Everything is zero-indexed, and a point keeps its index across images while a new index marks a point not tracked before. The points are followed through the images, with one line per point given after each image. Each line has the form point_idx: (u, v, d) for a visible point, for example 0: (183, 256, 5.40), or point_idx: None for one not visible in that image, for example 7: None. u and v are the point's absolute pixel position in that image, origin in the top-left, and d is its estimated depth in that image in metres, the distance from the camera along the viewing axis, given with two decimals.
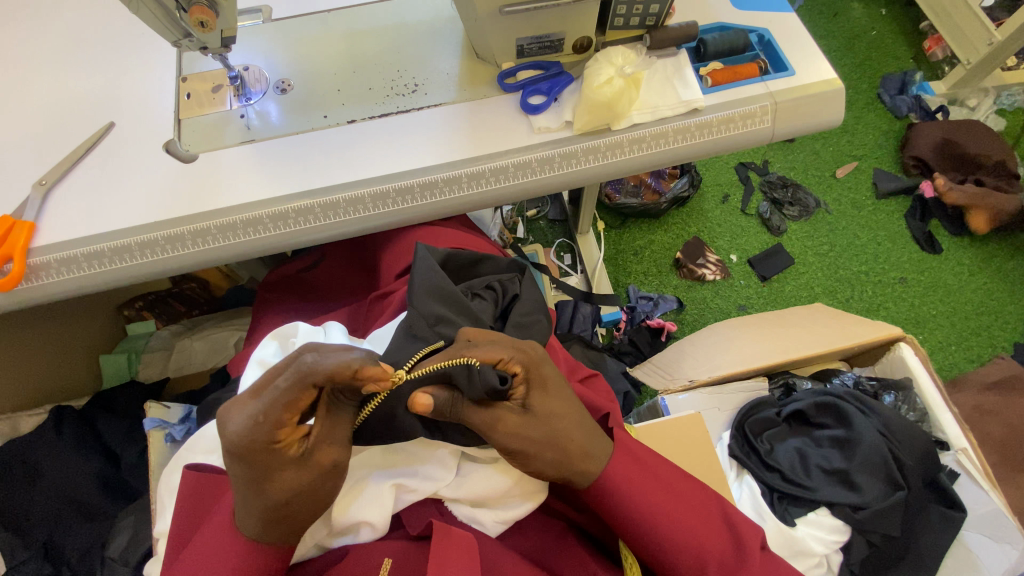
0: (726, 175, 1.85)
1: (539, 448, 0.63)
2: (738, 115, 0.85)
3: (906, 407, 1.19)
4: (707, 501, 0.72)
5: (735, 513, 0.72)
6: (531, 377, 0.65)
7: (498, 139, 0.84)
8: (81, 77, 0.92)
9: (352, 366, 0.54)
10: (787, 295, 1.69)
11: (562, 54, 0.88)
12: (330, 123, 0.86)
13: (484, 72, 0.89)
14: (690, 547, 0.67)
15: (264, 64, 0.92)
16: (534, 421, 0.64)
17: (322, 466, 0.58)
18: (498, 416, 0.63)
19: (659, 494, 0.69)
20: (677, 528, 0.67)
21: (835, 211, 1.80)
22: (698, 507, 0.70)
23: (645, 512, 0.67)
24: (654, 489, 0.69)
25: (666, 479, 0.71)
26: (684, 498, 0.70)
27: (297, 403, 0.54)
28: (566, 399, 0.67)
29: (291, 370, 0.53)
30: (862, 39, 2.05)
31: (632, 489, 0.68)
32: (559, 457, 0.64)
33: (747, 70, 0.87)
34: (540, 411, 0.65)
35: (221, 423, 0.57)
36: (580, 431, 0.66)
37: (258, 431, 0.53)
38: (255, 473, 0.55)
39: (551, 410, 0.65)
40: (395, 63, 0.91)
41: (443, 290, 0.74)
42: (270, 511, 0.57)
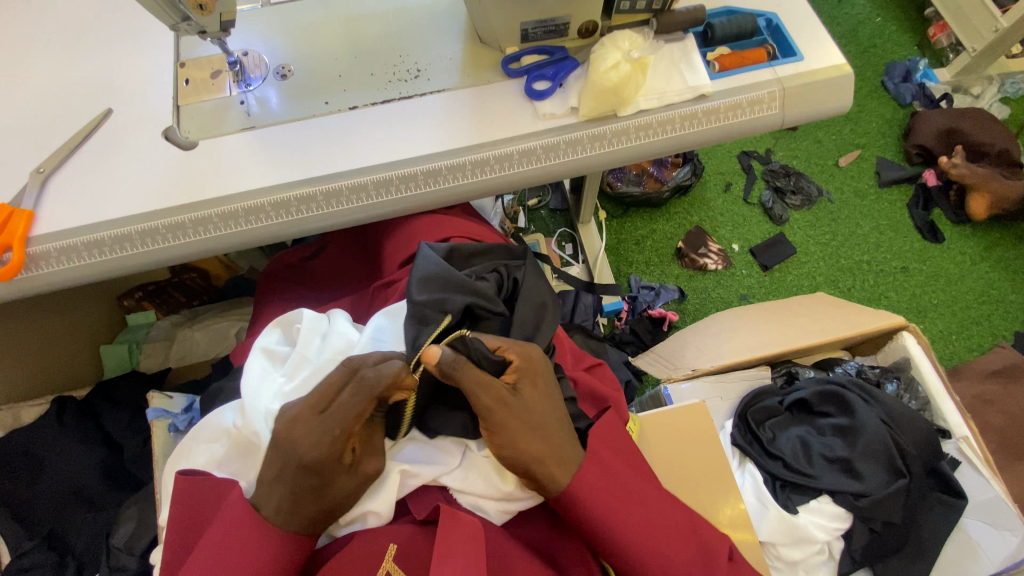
0: (728, 164, 1.84)
1: (518, 427, 0.63)
2: (745, 102, 0.83)
3: (907, 396, 1.19)
4: (678, 514, 0.72)
5: (703, 527, 0.73)
6: (525, 368, 0.67)
7: (503, 125, 0.82)
8: (75, 62, 0.90)
9: (403, 376, 0.61)
10: (788, 285, 1.68)
11: (567, 39, 0.87)
12: (332, 109, 0.84)
13: (488, 57, 0.87)
14: (661, 557, 0.67)
15: (263, 49, 0.90)
16: (519, 403, 0.64)
17: (368, 474, 0.62)
18: (493, 387, 0.62)
19: (634, 504, 0.68)
20: (650, 539, 0.67)
21: (838, 200, 1.79)
22: (670, 518, 0.70)
23: (620, 522, 0.67)
24: (627, 501, 0.68)
25: (642, 489, 0.71)
26: (656, 509, 0.70)
27: (362, 416, 0.60)
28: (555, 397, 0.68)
29: (355, 385, 0.60)
30: (867, 25, 2.03)
31: (606, 498, 0.67)
32: (535, 442, 0.64)
33: (755, 55, 0.85)
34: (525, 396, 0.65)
35: (286, 439, 0.60)
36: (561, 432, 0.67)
37: (333, 445, 0.58)
38: (317, 482, 0.59)
39: (538, 401, 0.66)
40: (396, 48, 0.89)
41: (440, 273, 0.73)
42: (320, 515, 0.60)
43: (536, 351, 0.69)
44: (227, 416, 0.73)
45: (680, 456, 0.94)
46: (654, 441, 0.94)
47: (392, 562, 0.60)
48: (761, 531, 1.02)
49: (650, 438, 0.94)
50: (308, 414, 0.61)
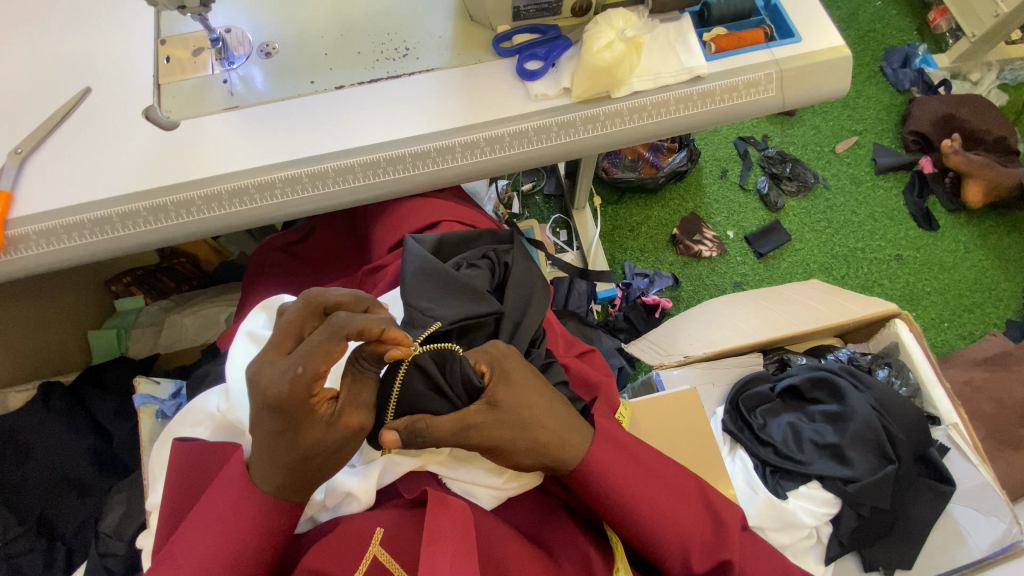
0: (725, 150, 1.82)
1: (512, 443, 0.62)
2: (742, 84, 0.82)
3: (899, 382, 1.19)
4: (689, 484, 0.71)
5: (716, 496, 0.72)
6: (495, 374, 0.64)
7: (493, 107, 0.80)
8: (53, 38, 0.87)
9: (381, 328, 0.55)
10: (782, 272, 1.68)
11: (560, 17, 0.84)
12: (317, 89, 0.82)
13: (478, 36, 0.85)
14: (670, 532, 0.67)
15: (247, 26, 0.87)
16: (501, 419, 0.62)
17: (349, 427, 0.56)
18: (469, 425, 0.60)
19: (650, 486, 0.68)
20: (664, 511, 0.68)
21: (834, 187, 1.78)
22: (681, 489, 0.70)
23: (630, 499, 0.67)
24: (640, 475, 0.68)
25: (650, 463, 0.70)
26: (667, 481, 0.70)
27: (332, 358, 0.53)
28: (532, 384, 0.65)
29: (325, 326, 0.54)
30: (866, 9, 2.00)
31: (615, 479, 0.67)
32: (529, 448, 0.63)
33: (752, 37, 0.83)
34: (506, 404, 0.62)
35: (254, 379, 0.55)
36: (556, 418, 0.65)
37: (296, 383, 0.53)
38: (285, 423, 0.54)
39: (522, 400, 0.63)
40: (385, 25, 0.86)
41: (430, 269, 0.72)
42: (295, 463, 0.56)
43: (501, 350, 0.66)
44: (212, 399, 0.73)
45: (672, 443, 0.93)
46: (646, 429, 0.94)
47: (379, 546, 0.60)
48: (751, 516, 1.02)
49: (642, 426, 0.93)
50: (276, 355, 0.56)
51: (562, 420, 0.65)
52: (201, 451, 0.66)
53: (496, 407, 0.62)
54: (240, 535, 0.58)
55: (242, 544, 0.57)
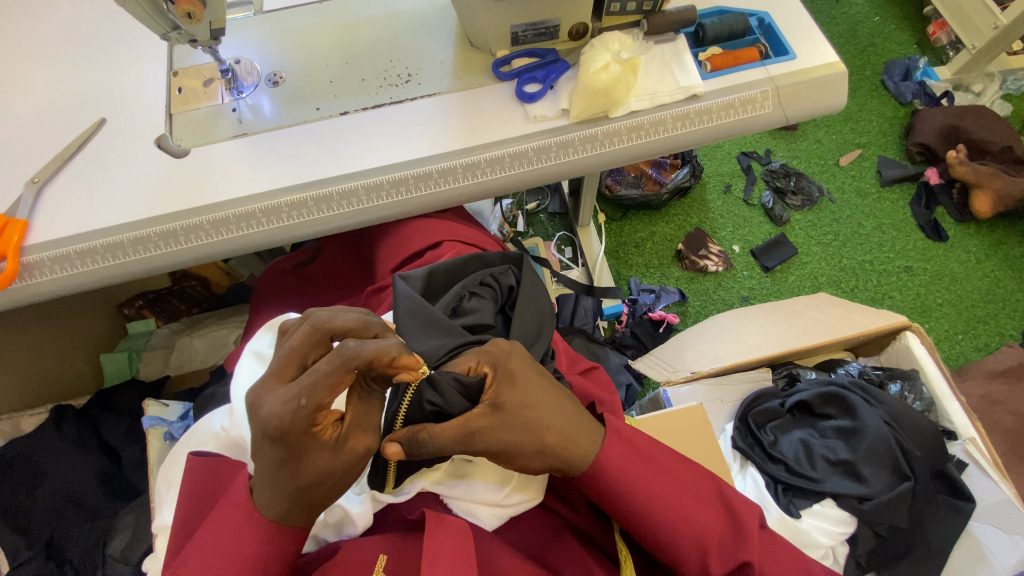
0: (728, 165, 1.83)
1: (514, 450, 0.60)
2: (738, 102, 0.83)
3: (912, 397, 1.17)
4: (704, 481, 0.70)
5: (732, 493, 0.70)
6: (496, 374, 0.61)
7: (493, 129, 0.82)
8: (72, 71, 0.91)
9: (391, 354, 0.53)
10: (790, 285, 1.67)
11: (557, 41, 0.86)
12: (323, 115, 0.84)
13: (478, 61, 0.87)
14: (686, 532, 0.66)
15: (256, 57, 0.90)
16: (506, 418, 0.60)
17: (357, 452, 0.56)
18: (472, 433, 0.58)
19: (669, 485, 0.67)
20: (679, 511, 0.66)
21: (839, 201, 1.78)
22: (695, 488, 0.69)
23: (643, 498, 0.66)
24: (651, 474, 0.67)
25: (661, 462, 0.69)
26: (680, 479, 0.68)
27: (335, 388, 0.53)
28: (541, 385, 0.63)
29: (331, 355, 0.52)
30: (865, 24, 2.02)
31: (626, 478, 0.66)
32: (533, 451, 0.61)
33: (747, 55, 0.85)
34: (507, 407, 0.60)
35: (254, 406, 0.55)
36: (562, 418, 0.63)
37: (298, 415, 0.52)
38: (287, 452, 0.54)
39: (528, 402, 0.61)
40: (389, 53, 0.89)
41: (422, 313, 0.71)
42: (298, 491, 0.56)
43: (503, 347, 0.63)
44: (216, 420, 0.74)
45: None
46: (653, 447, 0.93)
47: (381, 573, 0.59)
48: None
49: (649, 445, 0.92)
50: (278, 382, 0.56)
51: (571, 425, 0.64)
52: (212, 467, 0.66)
53: (501, 409, 0.60)
54: (249, 559, 0.57)
55: (250, 569, 0.57)
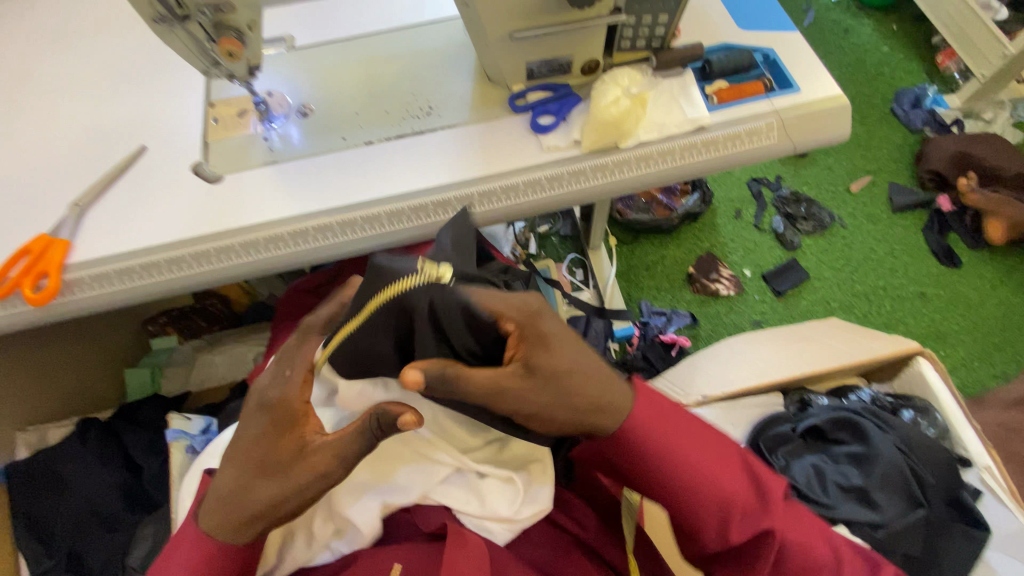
0: (738, 191, 1.86)
1: (538, 408, 0.60)
2: (743, 132, 0.86)
3: (925, 423, 1.15)
4: (729, 451, 0.70)
5: (757, 465, 0.71)
6: (530, 337, 0.60)
7: (508, 158, 0.86)
8: (116, 102, 0.97)
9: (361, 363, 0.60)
10: (802, 310, 1.68)
11: (571, 75, 0.91)
12: (348, 144, 0.90)
13: (495, 94, 0.92)
14: (710, 497, 0.66)
15: (287, 90, 0.95)
16: (536, 381, 0.59)
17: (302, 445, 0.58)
18: (502, 387, 0.58)
19: (703, 470, 0.67)
20: (704, 476, 0.67)
21: (850, 226, 1.79)
22: (722, 457, 0.69)
23: (669, 461, 0.67)
24: (679, 437, 0.68)
25: (688, 428, 0.69)
26: (706, 446, 0.69)
27: (301, 356, 0.61)
28: (572, 347, 0.62)
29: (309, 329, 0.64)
30: (874, 54, 2.06)
31: (653, 439, 0.67)
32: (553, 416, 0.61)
33: (752, 88, 0.88)
34: (539, 371, 0.59)
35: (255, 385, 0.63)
36: (594, 384, 0.63)
37: (272, 378, 0.60)
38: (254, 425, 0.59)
39: (560, 366, 0.60)
40: (411, 87, 0.94)
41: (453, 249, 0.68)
42: (247, 471, 0.59)
43: (536, 305, 0.61)
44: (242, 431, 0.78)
45: None
46: None
47: None
48: None
49: None
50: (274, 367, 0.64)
51: (601, 387, 0.63)
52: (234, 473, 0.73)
53: (533, 373, 0.59)
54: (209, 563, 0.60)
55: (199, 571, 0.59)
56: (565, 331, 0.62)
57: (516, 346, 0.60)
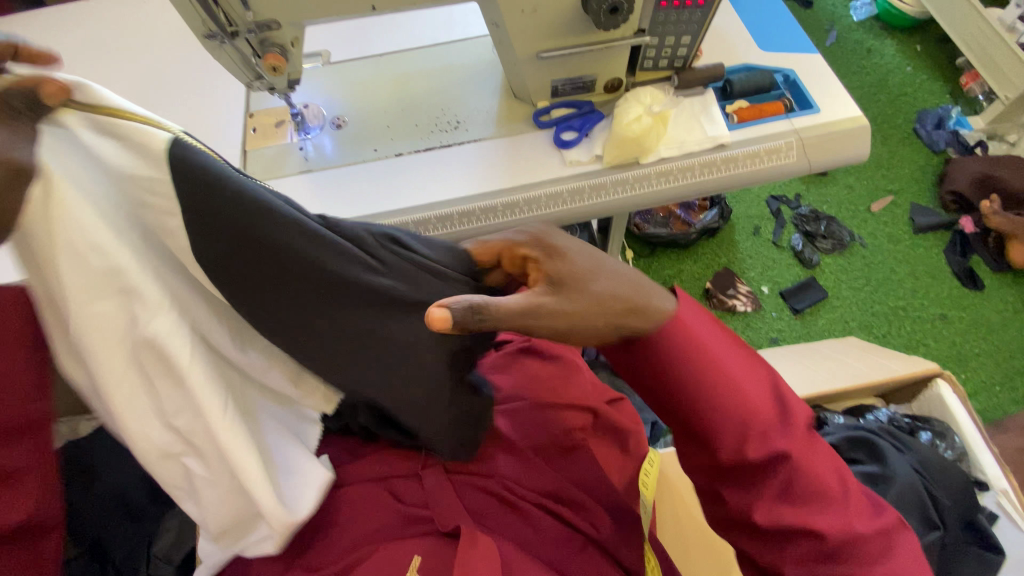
0: (757, 208, 1.86)
1: (576, 326, 0.57)
2: (764, 151, 0.88)
3: (943, 446, 1.14)
4: (758, 365, 0.59)
5: (787, 386, 0.59)
6: (540, 251, 0.62)
7: (532, 172, 0.89)
8: (162, 111, 1.03)
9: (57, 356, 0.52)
10: (819, 329, 1.68)
11: (593, 94, 0.94)
12: (380, 155, 0.94)
13: (521, 110, 0.95)
14: (727, 404, 0.56)
15: (322, 102, 1.00)
16: (565, 291, 0.59)
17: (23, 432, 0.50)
18: (537, 303, 0.57)
19: (729, 373, 0.57)
20: (726, 379, 0.57)
21: (870, 246, 1.78)
22: (748, 370, 0.58)
23: (690, 363, 0.57)
24: (707, 338, 0.59)
25: (716, 334, 0.60)
26: (733, 356, 0.59)
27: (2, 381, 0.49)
28: (591, 256, 0.61)
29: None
30: (896, 74, 2.06)
31: (675, 338, 0.57)
32: (594, 332, 0.58)
33: (772, 108, 0.90)
34: (563, 281, 0.59)
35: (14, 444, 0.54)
36: (622, 283, 0.59)
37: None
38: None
39: (583, 273, 0.59)
40: (440, 102, 0.98)
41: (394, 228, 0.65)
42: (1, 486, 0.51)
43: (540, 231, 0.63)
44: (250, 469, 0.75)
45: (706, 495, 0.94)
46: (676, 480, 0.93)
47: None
48: None
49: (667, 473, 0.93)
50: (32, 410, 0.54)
51: (636, 290, 0.59)
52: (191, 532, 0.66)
53: (557, 283, 0.59)
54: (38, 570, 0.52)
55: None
56: (583, 246, 0.62)
57: (534, 268, 0.62)
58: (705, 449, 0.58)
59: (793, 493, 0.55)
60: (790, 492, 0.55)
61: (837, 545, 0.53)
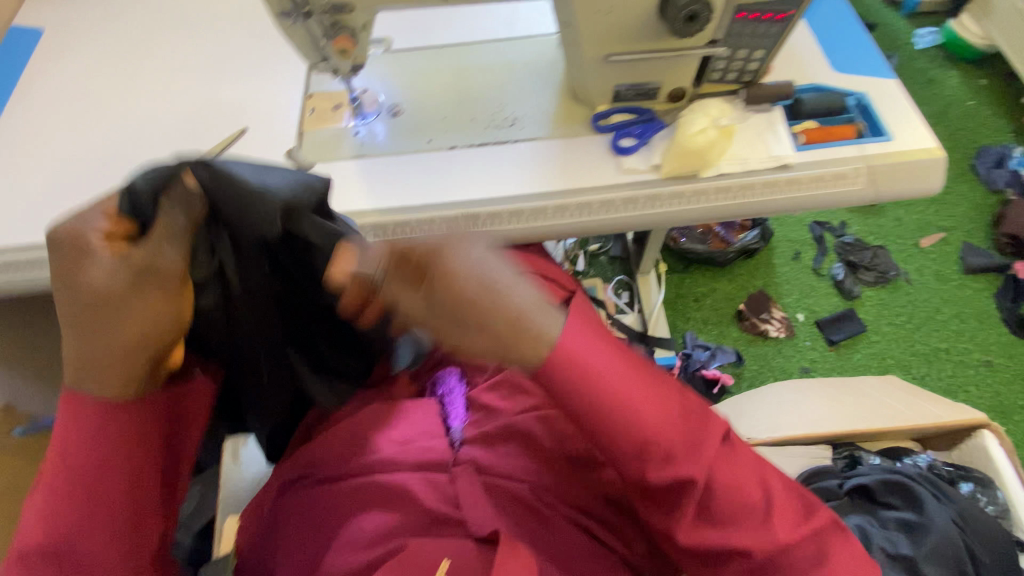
0: (799, 233, 1.81)
1: (467, 337, 0.55)
2: (830, 175, 0.85)
3: (985, 500, 1.08)
4: (669, 389, 0.61)
5: (697, 402, 0.62)
6: (421, 261, 0.57)
7: (587, 176, 0.87)
8: (223, 84, 1.04)
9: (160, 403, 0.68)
10: (855, 363, 1.62)
11: (656, 101, 0.92)
12: (434, 147, 0.93)
13: (579, 113, 0.93)
14: (636, 433, 0.57)
15: (380, 89, 1.00)
16: (438, 293, 0.55)
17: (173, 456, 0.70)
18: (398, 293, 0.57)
19: (614, 375, 0.58)
20: (637, 402, 0.58)
21: (916, 282, 1.72)
22: (656, 395, 0.59)
23: (602, 385, 0.58)
24: (614, 375, 0.59)
25: (627, 362, 0.60)
26: (635, 383, 0.59)
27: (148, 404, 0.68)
28: (478, 263, 0.56)
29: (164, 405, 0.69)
30: (958, 107, 1.98)
31: (577, 357, 0.58)
32: (481, 324, 0.55)
33: (843, 132, 0.87)
34: (438, 296, 0.55)
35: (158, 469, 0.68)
36: (495, 303, 0.55)
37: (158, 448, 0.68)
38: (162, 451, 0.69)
39: (454, 292, 0.55)
40: (497, 97, 0.97)
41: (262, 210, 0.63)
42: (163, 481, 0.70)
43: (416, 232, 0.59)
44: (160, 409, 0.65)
45: None
46: None
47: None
48: None
49: None
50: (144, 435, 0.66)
51: (536, 309, 0.58)
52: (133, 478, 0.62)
53: (432, 294, 0.55)
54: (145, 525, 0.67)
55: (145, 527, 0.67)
56: (480, 269, 0.56)
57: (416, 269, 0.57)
58: (620, 471, 0.60)
59: (711, 514, 0.59)
60: (708, 513, 0.59)
61: (765, 559, 0.59)
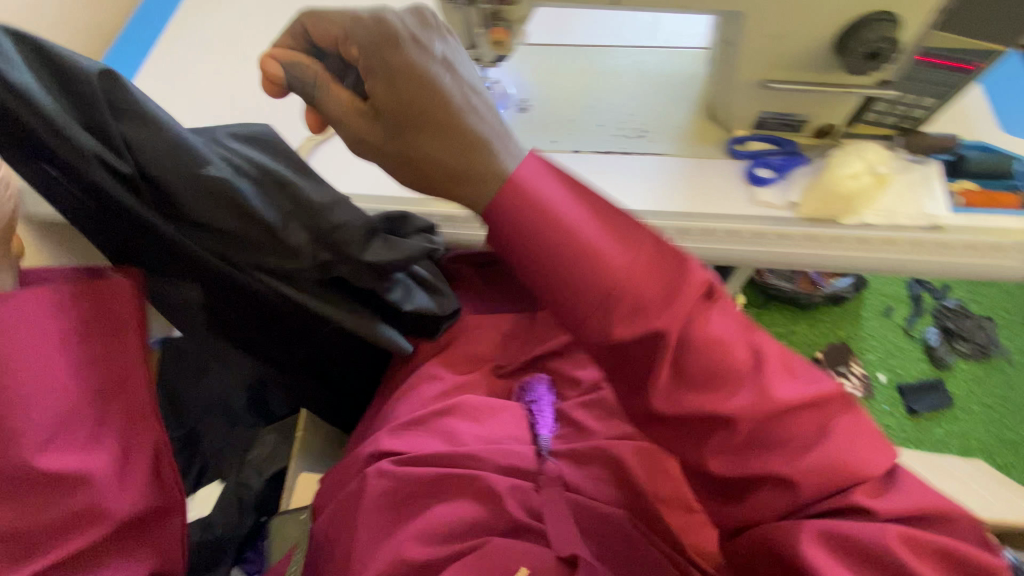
0: (894, 288, 1.69)
1: (430, 151, 0.51)
2: (984, 244, 0.79)
3: None
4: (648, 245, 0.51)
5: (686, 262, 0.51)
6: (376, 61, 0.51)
7: (716, 202, 0.83)
8: None
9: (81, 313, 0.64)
10: (934, 438, 1.51)
11: (800, 135, 0.87)
12: (558, 148, 0.92)
13: (715, 134, 0.90)
14: (584, 278, 0.49)
15: (510, 81, 1.00)
16: (395, 85, 0.51)
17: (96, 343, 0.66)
18: (352, 116, 0.53)
19: (577, 213, 0.51)
20: (586, 242, 0.50)
21: (1018, 364, 1.58)
22: (615, 250, 0.50)
23: (553, 228, 0.50)
24: (564, 207, 0.51)
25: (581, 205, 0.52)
26: (588, 223, 0.51)
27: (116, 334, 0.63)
28: (426, 83, 0.50)
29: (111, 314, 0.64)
30: None
31: (527, 200, 0.50)
32: (435, 154, 0.51)
33: (1005, 200, 0.80)
34: (399, 81, 0.50)
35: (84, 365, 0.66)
36: (447, 123, 0.50)
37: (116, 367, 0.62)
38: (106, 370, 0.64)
39: (415, 93, 0.50)
40: (628, 106, 0.95)
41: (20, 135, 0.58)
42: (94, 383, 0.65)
43: None
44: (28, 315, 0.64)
45: None
46: None
47: None
48: None
49: None
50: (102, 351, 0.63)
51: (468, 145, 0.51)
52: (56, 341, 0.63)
53: (385, 94, 0.51)
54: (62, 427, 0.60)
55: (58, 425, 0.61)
56: (457, 79, 0.52)
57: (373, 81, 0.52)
58: (583, 336, 0.51)
59: (693, 377, 0.50)
60: (689, 378, 0.50)
61: (750, 430, 0.50)
